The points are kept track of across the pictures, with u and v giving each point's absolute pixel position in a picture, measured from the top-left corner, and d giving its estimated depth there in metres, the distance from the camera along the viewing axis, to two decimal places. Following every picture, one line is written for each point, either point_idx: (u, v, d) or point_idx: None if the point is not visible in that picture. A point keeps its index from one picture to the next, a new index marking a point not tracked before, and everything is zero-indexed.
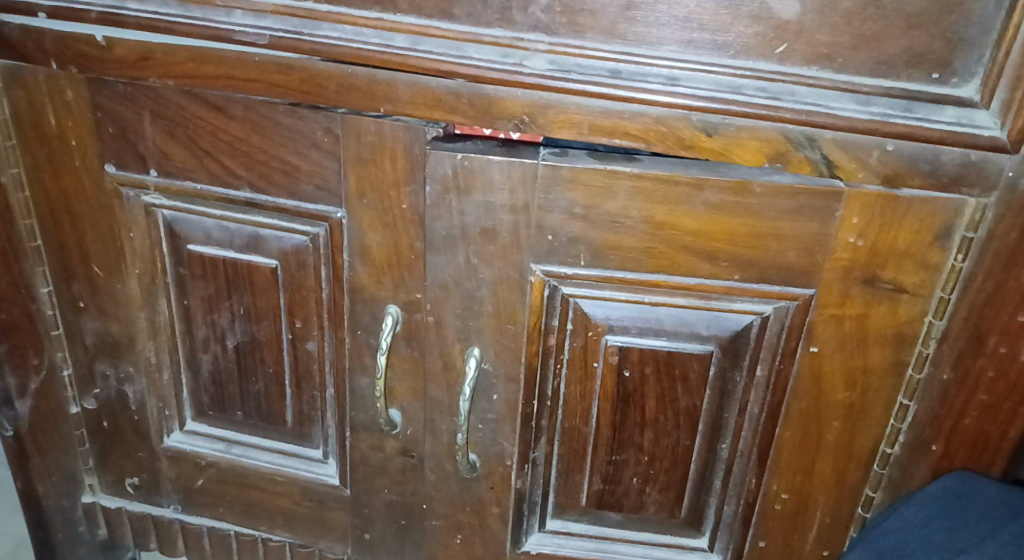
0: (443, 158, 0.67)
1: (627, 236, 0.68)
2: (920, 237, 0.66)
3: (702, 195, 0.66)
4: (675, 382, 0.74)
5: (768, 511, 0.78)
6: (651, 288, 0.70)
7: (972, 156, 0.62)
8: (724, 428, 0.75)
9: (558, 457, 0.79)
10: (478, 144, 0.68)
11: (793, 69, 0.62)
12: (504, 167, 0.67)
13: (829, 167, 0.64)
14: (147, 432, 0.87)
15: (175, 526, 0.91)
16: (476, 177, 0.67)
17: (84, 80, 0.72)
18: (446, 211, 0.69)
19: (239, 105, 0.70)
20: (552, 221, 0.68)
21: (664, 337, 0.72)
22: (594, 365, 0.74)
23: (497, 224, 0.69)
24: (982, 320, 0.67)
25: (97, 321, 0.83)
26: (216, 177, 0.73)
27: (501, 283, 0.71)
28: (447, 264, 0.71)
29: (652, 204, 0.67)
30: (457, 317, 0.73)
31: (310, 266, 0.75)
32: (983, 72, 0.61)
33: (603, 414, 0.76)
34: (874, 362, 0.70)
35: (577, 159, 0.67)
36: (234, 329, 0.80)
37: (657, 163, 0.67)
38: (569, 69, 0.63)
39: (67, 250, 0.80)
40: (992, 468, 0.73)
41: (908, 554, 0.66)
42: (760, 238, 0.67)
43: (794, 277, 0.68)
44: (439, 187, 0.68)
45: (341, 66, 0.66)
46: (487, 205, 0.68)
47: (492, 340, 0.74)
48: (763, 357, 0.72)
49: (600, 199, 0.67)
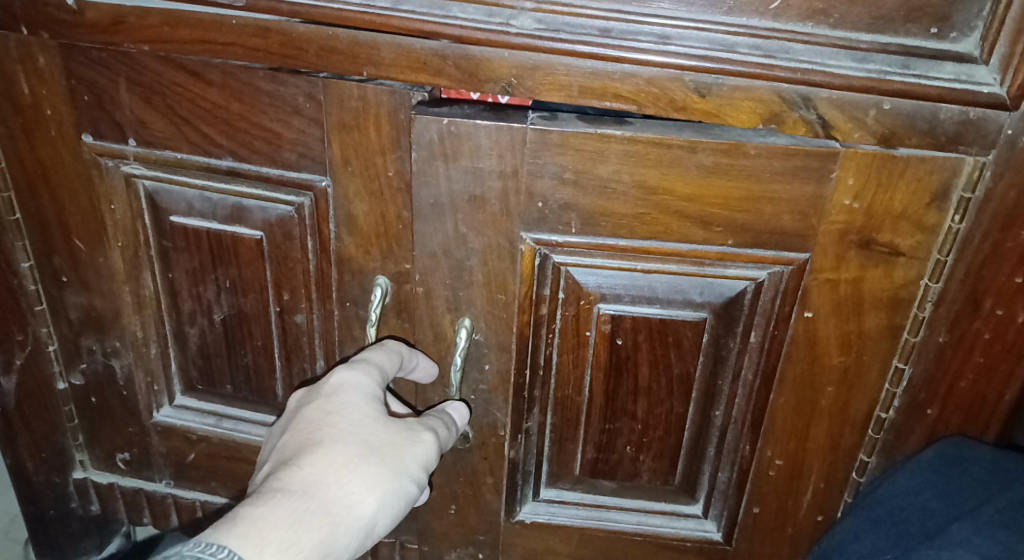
0: (428, 123, 0.65)
1: (619, 201, 0.67)
2: (917, 197, 0.64)
3: (695, 159, 0.65)
4: (668, 349, 0.73)
5: (763, 477, 0.77)
6: (643, 255, 0.69)
7: (970, 113, 0.61)
8: (718, 395, 0.74)
9: (551, 426, 0.78)
10: (465, 109, 0.66)
11: (788, 26, 0.60)
12: (492, 132, 0.65)
13: (825, 127, 0.62)
14: (136, 408, 0.86)
15: (168, 501, 0.91)
16: (464, 144, 0.66)
17: (56, 47, 0.70)
18: (433, 178, 0.67)
19: (218, 71, 0.68)
20: (541, 188, 0.67)
21: (659, 305, 0.71)
22: (586, 334, 0.73)
23: (486, 191, 0.67)
24: (979, 282, 0.66)
25: (80, 296, 0.81)
26: (197, 146, 0.72)
27: (491, 252, 0.70)
28: (434, 233, 0.70)
29: (644, 168, 0.65)
30: (447, 288, 0.72)
31: (295, 237, 0.74)
32: (983, 26, 0.59)
33: (598, 382, 0.75)
34: (870, 326, 0.69)
35: (566, 122, 0.65)
36: (220, 302, 0.79)
37: (648, 126, 0.65)
38: (557, 28, 0.61)
39: (47, 224, 0.78)
40: (987, 432, 0.72)
41: (902, 521, 0.66)
42: (753, 202, 0.66)
43: (788, 241, 0.67)
44: (426, 152, 0.66)
45: (322, 29, 0.64)
46: (475, 171, 0.67)
47: (483, 310, 0.72)
48: (757, 324, 0.71)
49: (590, 163, 0.66)
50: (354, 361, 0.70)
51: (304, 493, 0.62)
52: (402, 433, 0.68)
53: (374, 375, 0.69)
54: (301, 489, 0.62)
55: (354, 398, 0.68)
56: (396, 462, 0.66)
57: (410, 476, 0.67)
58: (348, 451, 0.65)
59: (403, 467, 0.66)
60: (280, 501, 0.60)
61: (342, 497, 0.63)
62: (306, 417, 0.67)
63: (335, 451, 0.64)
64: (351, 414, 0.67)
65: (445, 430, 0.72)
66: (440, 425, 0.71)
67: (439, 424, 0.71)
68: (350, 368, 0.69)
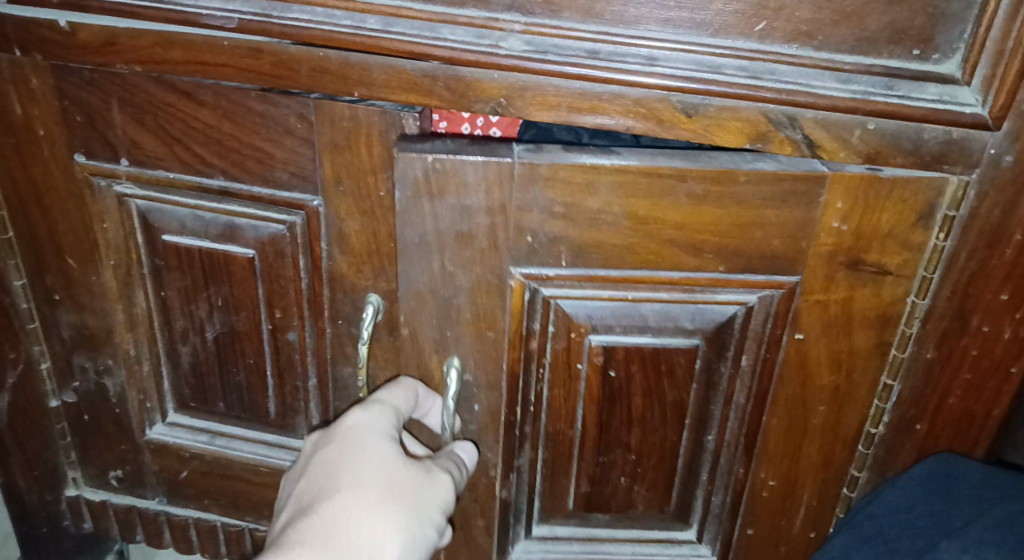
0: (414, 161, 0.65)
1: (610, 233, 0.67)
2: (903, 217, 0.65)
3: (685, 188, 0.65)
4: (660, 377, 0.73)
5: (756, 499, 0.77)
6: (633, 285, 0.69)
7: (954, 134, 0.61)
8: (710, 418, 0.74)
9: (543, 462, 0.77)
10: (448, 144, 0.66)
11: (772, 47, 0.60)
12: (479, 168, 0.65)
13: (811, 147, 0.63)
14: (129, 426, 0.86)
15: (161, 518, 0.91)
16: (451, 180, 0.66)
17: (49, 68, 0.70)
18: (418, 217, 0.67)
19: (210, 92, 0.69)
20: (530, 221, 0.67)
21: (650, 333, 0.71)
22: (578, 366, 0.73)
23: (474, 227, 0.67)
24: (966, 299, 0.67)
25: (72, 314, 0.81)
26: (190, 166, 0.72)
27: (479, 289, 0.70)
28: (421, 271, 0.69)
29: (634, 199, 0.66)
30: (433, 328, 0.72)
31: (287, 255, 0.74)
32: (965, 48, 0.59)
33: (589, 415, 0.74)
34: (859, 344, 0.70)
35: (552, 156, 0.65)
36: (213, 321, 0.79)
37: (637, 155, 0.66)
38: (546, 50, 0.62)
39: (40, 243, 0.78)
40: (976, 449, 0.73)
41: (893, 539, 0.66)
42: (743, 227, 0.66)
43: (778, 265, 0.68)
44: (410, 191, 0.66)
45: (313, 50, 0.65)
46: (463, 208, 0.67)
47: (472, 348, 0.72)
48: (748, 348, 0.71)
49: (581, 196, 0.66)
50: (368, 401, 0.71)
51: (324, 540, 0.63)
52: (420, 473, 0.68)
53: (388, 418, 0.70)
54: (321, 537, 0.63)
55: (369, 440, 0.68)
56: (415, 503, 0.66)
57: (429, 516, 0.67)
58: (366, 493, 0.66)
59: (423, 507, 0.66)
60: (300, 550, 0.62)
61: (360, 541, 0.64)
62: (323, 463, 0.68)
63: (353, 496, 0.65)
64: (367, 457, 0.67)
65: (456, 467, 0.71)
66: (452, 463, 0.71)
67: (452, 462, 0.71)
68: (364, 410, 0.70)
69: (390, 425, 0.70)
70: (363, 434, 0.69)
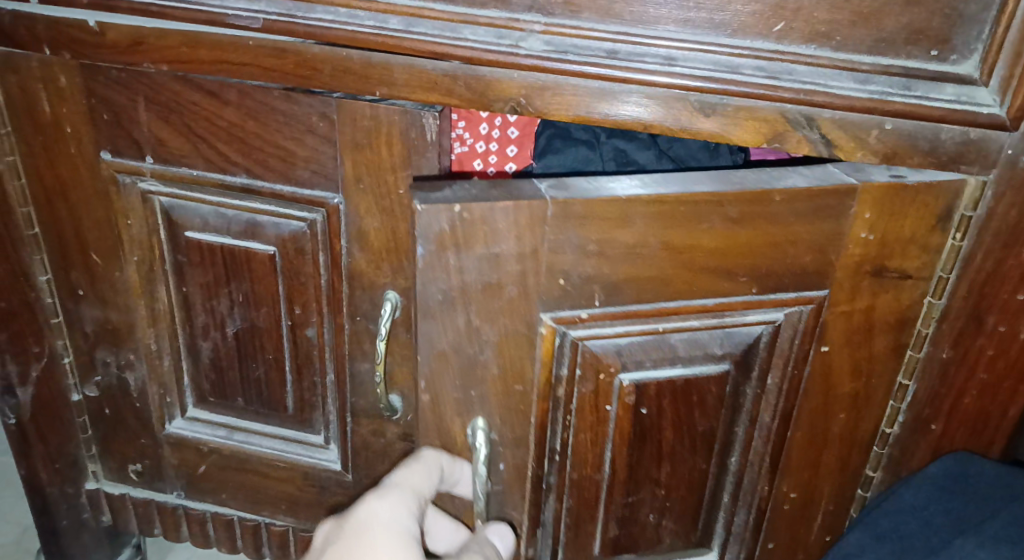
0: (440, 212, 0.62)
1: (645, 265, 0.65)
2: (923, 222, 0.65)
3: (720, 213, 0.63)
4: (692, 408, 0.71)
5: (777, 512, 0.77)
6: (663, 316, 0.67)
7: (971, 134, 0.62)
8: (734, 440, 0.73)
9: (568, 511, 0.74)
10: (472, 189, 0.63)
11: (791, 48, 0.60)
12: (509, 213, 0.62)
13: (828, 146, 0.63)
14: (149, 420, 0.87)
15: (179, 512, 0.93)
16: (478, 230, 0.63)
17: (77, 66, 0.71)
18: (442, 272, 0.64)
19: (234, 90, 0.70)
20: (563, 263, 0.64)
21: (681, 364, 0.69)
22: (606, 409, 0.70)
23: (503, 277, 0.64)
24: (982, 299, 0.67)
25: (95, 310, 0.83)
26: (213, 163, 0.73)
27: (506, 340, 0.67)
28: (443, 330, 0.67)
29: (670, 229, 0.64)
30: (457, 388, 0.69)
31: (307, 252, 0.76)
32: (982, 49, 0.59)
33: (619, 455, 0.72)
34: (878, 349, 0.70)
35: (583, 191, 0.63)
36: (233, 316, 0.80)
37: (669, 184, 0.64)
38: (565, 50, 0.63)
39: (65, 239, 0.80)
40: (991, 448, 0.73)
41: (907, 536, 0.66)
42: (775, 246, 0.65)
43: (808, 281, 0.67)
44: (434, 244, 0.63)
45: (335, 50, 0.65)
46: (491, 257, 0.64)
47: (497, 404, 0.70)
48: (775, 367, 0.70)
49: (615, 231, 0.63)
50: (385, 487, 0.66)
51: None
52: None
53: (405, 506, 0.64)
54: None
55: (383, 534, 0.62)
56: None
57: None
58: None
59: None
60: None
61: None
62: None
63: None
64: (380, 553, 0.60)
65: None
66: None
67: None
68: (379, 499, 0.64)
69: (406, 517, 0.64)
70: (377, 527, 0.62)
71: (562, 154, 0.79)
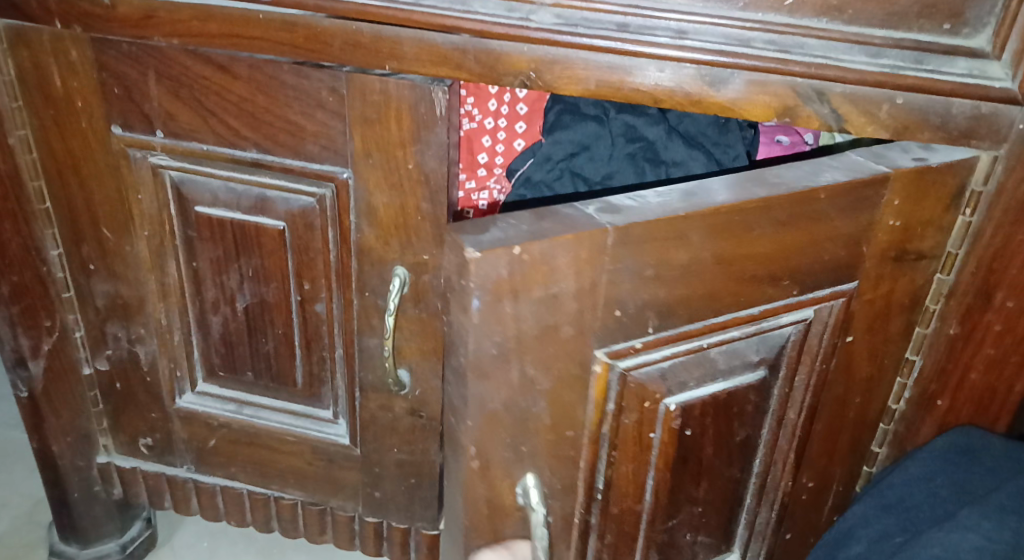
0: (500, 256, 0.55)
1: (698, 283, 0.61)
2: (939, 203, 0.64)
3: (768, 217, 0.60)
4: (731, 421, 0.68)
5: (795, 503, 0.76)
6: (708, 333, 0.63)
7: (982, 108, 0.61)
8: (760, 442, 0.70)
9: (607, 547, 0.69)
10: (523, 226, 0.57)
11: (803, 21, 0.60)
12: (569, 249, 0.56)
13: (839, 121, 0.63)
14: (159, 394, 0.88)
15: (189, 484, 0.94)
16: (538, 272, 0.56)
17: (89, 40, 0.71)
18: (498, 324, 0.57)
19: (244, 64, 0.70)
20: (620, 294, 0.59)
21: (724, 380, 0.65)
22: (650, 436, 0.65)
23: (559, 319, 0.58)
24: (990, 275, 0.67)
25: (106, 284, 0.83)
26: (223, 138, 0.74)
27: (560, 382, 0.61)
28: (496, 390, 0.60)
29: (723, 242, 0.60)
30: (508, 445, 0.62)
31: (317, 227, 0.76)
32: (995, 22, 0.59)
33: (661, 482, 0.68)
34: (894, 331, 0.69)
35: (639, 211, 0.58)
36: (243, 291, 0.80)
37: (715, 195, 0.59)
38: (575, 23, 0.62)
39: (76, 214, 0.80)
40: (998, 424, 0.73)
41: (912, 507, 0.66)
42: (814, 244, 0.62)
43: (843, 275, 0.65)
44: (490, 295, 0.56)
45: (346, 23, 0.65)
46: (550, 299, 0.57)
47: (549, 455, 0.63)
48: (803, 364, 0.68)
49: (672, 250, 0.59)
50: None
51: None
52: None
53: None
54: None
55: None
56: None
57: None
58: None
59: None
60: None
61: None
62: None
63: None
64: None
65: None
66: None
67: None
68: None
69: None
70: None
71: (572, 129, 0.79)
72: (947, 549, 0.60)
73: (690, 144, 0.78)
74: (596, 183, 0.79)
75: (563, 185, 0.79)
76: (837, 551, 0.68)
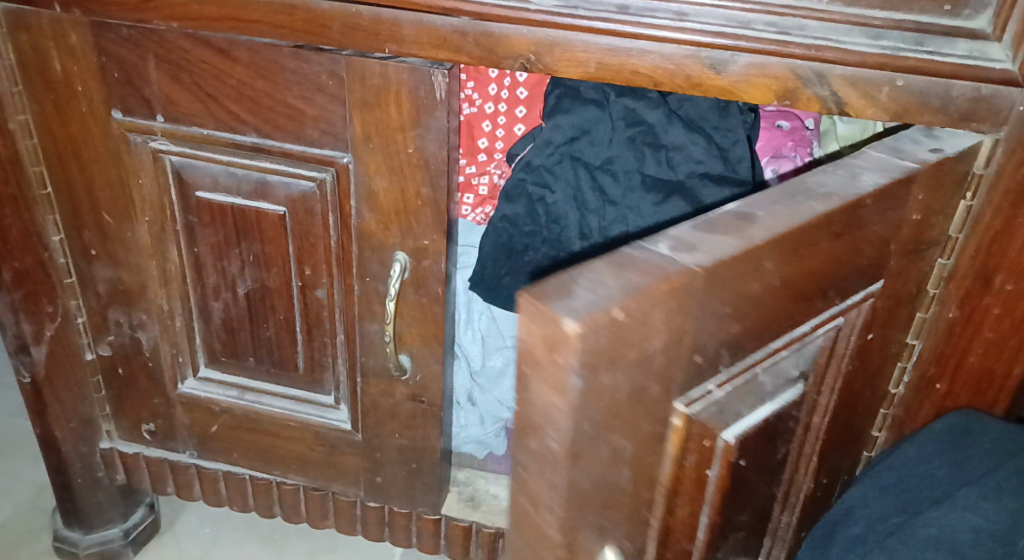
0: (601, 324, 0.45)
1: (765, 311, 0.55)
2: (947, 189, 0.64)
3: (827, 231, 0.56)
4: (774, 441, 0.63)
5: (810, 502, 0.74)
6: (762, 356, 0.57)
7: (982, 91, 0.61)
8: (789, 455, 0.67)
9: None
10: (606, 282, 0.47)
11: (803, 3, 0.60)
12: (662, 303, 0.48)
13: (838, 104, 0.63)
14: (161, 380, 0.88)
15: (191, 470, 0.95)
16: (636, 332, 0.48)
17: (88, 24, 0.71)
18: (594, 397, 0.48)
19: (244, 48, 0.70)
20: (701, 339, 0.52)
21: (771, 401, 0.60)
22: (708, 474, 0.58)
23: (648, 379, 0.51)
24: (989, 258, 0.67)
25: (108, 270, 0.83)
26: (223, 123, 0.74)
27: (641, 441, 0.53)
28: (588, 470, 0.50)
29: (789, 264, 0.55)
30: (592, 524, 0.53)
31: (317, 213, 0.76)
32: (996, 3, 0.58)
33: (713, 519, 0.61)
34: (900, 320, 0.69)
35: (718, 249, 0.51)
36: (244, 277, 0.81)
37: (777, 217, 0.54)
38: (575, 5, 0.62)
39: (77, 199, 0.80)
40: (996, 407, 0.73)
41: (908, 488, 0.67)
42: (853, 251, 0.60)
43: (865, 277, 0.62)
44: (588, 369, 0.46)
45: (345, 6, 0.65)
46: (642, 359, 0.49)
47: (625, 521, 0.55)
48: (832, 367, 0.65)
49: (747, 283, 0.53)
50: None
51: None
52: None
53: None
54: None
55: None
56: None
57: None
58: None
59: None
60: None
61: None
62: None
63: None
64: None
65: None
66: None
67: None
68: None
69: None
70: None
71: (573, 113, 0.78)
72: (944, 529, 0.61)
73: (690, 128, 0.78)
74: (596, 167, 0.80)
75: (563, 170, 0.80)
76: (834, 531, 0.67)
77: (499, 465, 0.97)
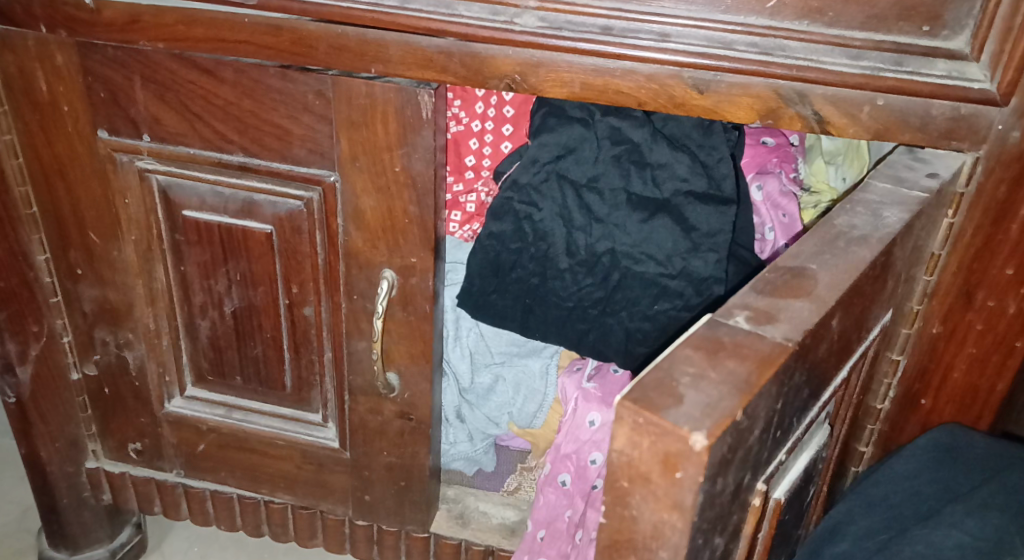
0: (725, 434, 0.43)
1: (824, 371, 0.54)
2: (936, 210, 0.64)
3: (870, 276, 0.56)
4: (804, 485, 0.62)
5: (812, 524, 0.74)
6: (814, 414, 0.56)
7: (962, 109, 0.61)
8: (808, 495, 0.65)
9: None
10: (709, 378, 0.45)
11: (783, 24, 0.60)
12: (766, 394, 0.46)
13: (820, 123, 0.63)
14: (147, 399, 0.88)
15: (178, 490, 0.94)
16: (745, 430, 0.45)
17: (74, 45, 0.71)
18: (709, 506, 0.45)
19: (230, 69, 0.70)
20: (786, 415, 0.51)
21: (807, 448, 0.59)
22: (761, 533, 0.56)
23: (747, 468, 0.48)
24: (971, 275, 0.67)
25: (94, 289, 0.83)
26: (210, 142, 0.74)
27: (731, 530, 0.50)
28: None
29: (847, 316, 0.54)
30: None
31: (304, 231, 0.76)
32: (973, 24, 0.59)
33: None
34: (886, 338, 0.70)
35: (797, 319, 0.49)
36: (231, 295, 0.81)
37: (834, 270, 0.53)
38: (560, 27, 0.63)
39: (64, 219, 0.80)
40: (980, 423, 0.73)
41: (897, 503, 0.67)
42: (880, 289, 0.59)
43: (880, 311, 0.62)
44: (709, 481, 0.44)
45: (332, 27, 0.66)
46: (747, 451, 0.47)
47: None
48: (845, 400, 0.65)
49: (818, 345, 0.51)
50: None
51: None
52: None
53: None
54: None
55: None
56: None
57: None
58: None
59: None
60: None
61: None
62: None
63: None
64: None
65: None
66: None
67: None
68: None
69: None
70: None
71: (558, 132, 0.79)
72: (930, 546, 0.61)
73: (675, 146, 0.79)
74: (582, 185, 0.79)
75: (550, 188, 0.80)
76: (823, 548, 0.67)
77: (489, 482, 0.96)
